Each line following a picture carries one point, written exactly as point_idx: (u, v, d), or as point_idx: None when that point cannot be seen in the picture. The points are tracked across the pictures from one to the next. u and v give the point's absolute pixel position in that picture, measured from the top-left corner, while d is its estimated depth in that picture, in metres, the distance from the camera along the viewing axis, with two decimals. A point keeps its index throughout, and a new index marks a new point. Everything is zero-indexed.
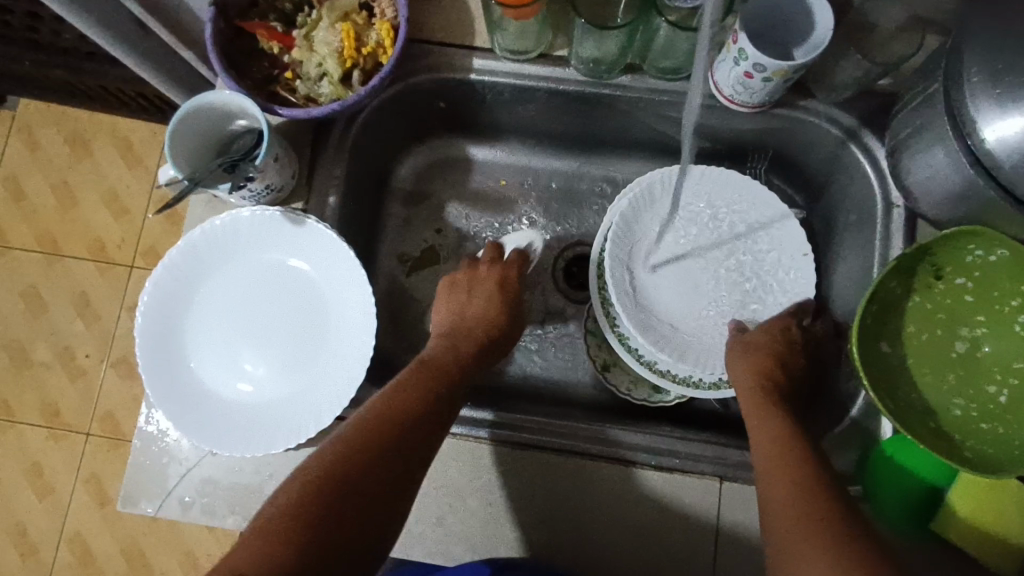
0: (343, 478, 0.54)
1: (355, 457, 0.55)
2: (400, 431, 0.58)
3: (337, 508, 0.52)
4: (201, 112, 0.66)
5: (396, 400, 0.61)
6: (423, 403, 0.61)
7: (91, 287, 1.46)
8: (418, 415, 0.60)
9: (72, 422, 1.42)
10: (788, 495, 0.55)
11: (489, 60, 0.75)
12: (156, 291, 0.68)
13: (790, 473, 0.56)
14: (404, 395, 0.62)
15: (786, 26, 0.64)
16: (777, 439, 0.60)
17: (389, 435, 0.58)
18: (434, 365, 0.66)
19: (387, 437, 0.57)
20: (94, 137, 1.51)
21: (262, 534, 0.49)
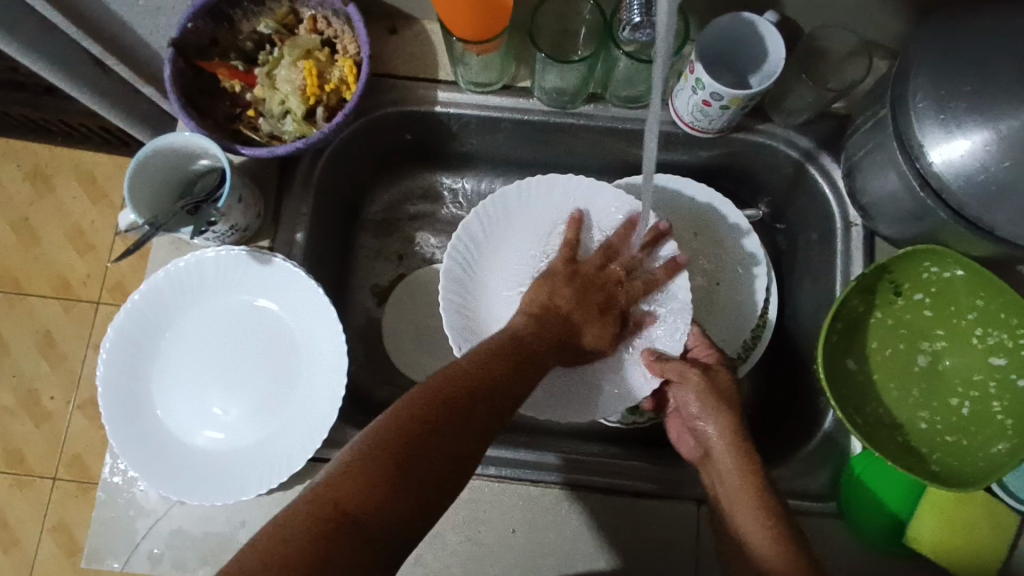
0: (452, 412, 0.53)
1: (432, 415, 0.52)
2: (479, 396, 0.55)
3: (430, 432, 0.52)
4: (162, 154, 0.65)
5: (494, 346, 0.60)
6: (503, 374, 0.58)
7: (55, 327, 1.42)
8: (497, 382, 0.57)
9: (37, 468, 1.37)
10: (750, 521, 0.56)
11: (453, 92, 0.75)
12: (119, 337, 0.67)
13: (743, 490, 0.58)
14: (487, 364, 0.58)
15: (741, 55, 0.66)
16: (737, 451, 0.60)
17: (468, 399, 0.55)
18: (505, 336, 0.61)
19: (465, 396, 0.55)
20: (56, 172, 1.48)
21: (366, 451, 0.50)
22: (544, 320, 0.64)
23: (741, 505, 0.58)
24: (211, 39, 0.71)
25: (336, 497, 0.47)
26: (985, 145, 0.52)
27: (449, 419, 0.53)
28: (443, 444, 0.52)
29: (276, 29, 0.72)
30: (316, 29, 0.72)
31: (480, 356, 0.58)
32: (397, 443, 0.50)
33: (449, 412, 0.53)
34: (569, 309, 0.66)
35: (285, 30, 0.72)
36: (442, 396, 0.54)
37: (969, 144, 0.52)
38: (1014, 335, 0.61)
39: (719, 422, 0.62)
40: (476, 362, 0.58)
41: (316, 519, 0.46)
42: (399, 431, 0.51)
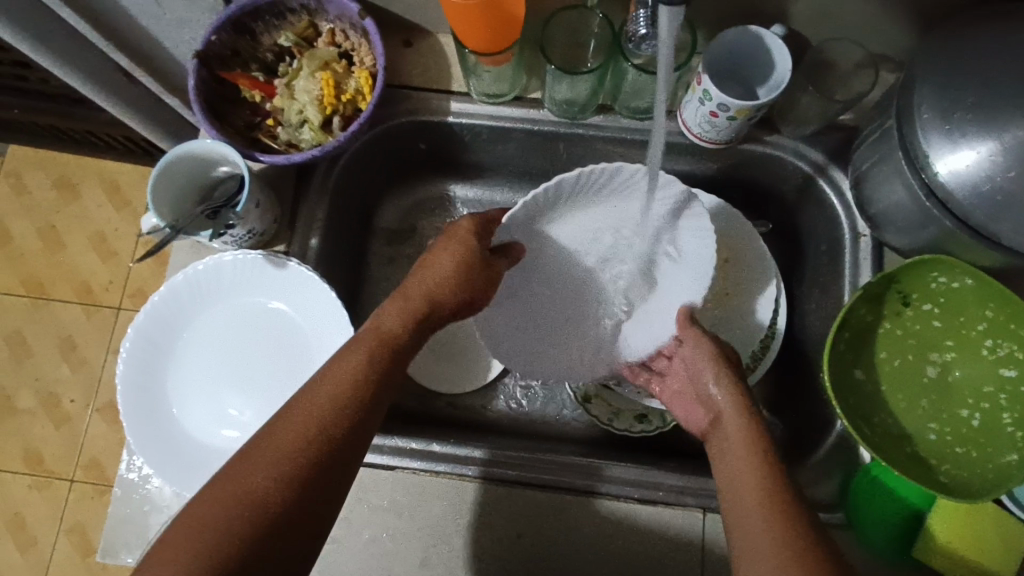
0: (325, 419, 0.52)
1: (343, 399, 0.54)
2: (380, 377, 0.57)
3: (328, 446, 0.51)
4: (183, 160, 0.67)
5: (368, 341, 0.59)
6: (374, 373, 0.56)
7: (77, 331, 1.46)
8: (388, 364, 0.58)
9: (55, 469, 1.40)
10: (754, 500, 0.52)
11: (465, 103, 0.77)
12: (138, 337, 0.69)
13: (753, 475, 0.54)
14: (363, 362, 0.56)
15: (748, 67, 0.67)
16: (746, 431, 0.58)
17: (365, 384, 0.55)
18: (371, 331, 0.59)
19: (368, 382, 0.56)
20: (81, 181, 1.52)
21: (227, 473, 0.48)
22: (399, 304, 0.62)
23: (746, 475, 0.54)
24: (233, 51, 0.73)
25: (206, 523, 0.45)
26: (990, 155, 0.52)
27: (350, 402, 0.54)
28: (354, 427, 0.53)
29: (296, 42, 0.74)
30: (334, 41, 0.75)
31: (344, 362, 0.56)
32: (310, 423, 0.51)
33: (318, 403, 0.53)
34: (445, 257, 0.65)
35: (304, 42, 0.75)
36: (353, 377, 0.55)
37: (975, 155, 0.53)
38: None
39: (722, 381, 0.63)
40: (366, 346, 0.58)
41: (209, 538, 0.44)
42: (310, 422, 0.51)
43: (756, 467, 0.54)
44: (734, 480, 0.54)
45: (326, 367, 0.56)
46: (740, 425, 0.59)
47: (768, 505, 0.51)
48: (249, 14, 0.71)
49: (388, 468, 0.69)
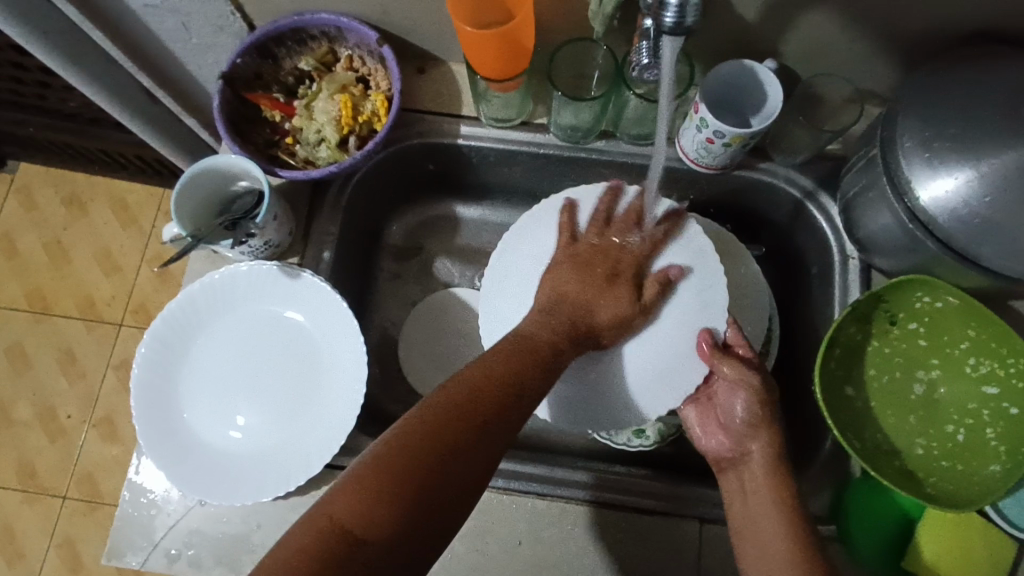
0: (449, 432, 0.52)
1: (473, 416, 0.54)
2: (518, 385, 0.58)
3: (448, 453, 0.52)
4: (207, 174, 0.71)
5: (490, 364, 0.59)
6: (517, 368, 0.59)
7: (78, 346, 1.47)
8: (544, 370, 0.60)
9: (48, 485, 1.40)
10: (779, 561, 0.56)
11: (474, 127, 0.81)
12: (153, 342, 0.71)
13: (780, 524, 0.58)
14: (495, 370, 0.58)
15: (741, 98, 0.72)
16: (769, 475, 0.62)
17: (525, 385, 0.58)
18: (495, 380, 0.57)
19: (505, 383, 0.57)
20: (91, 199, 1.56)
21: (350, 490, 0.49)
22: (551, 318, 0.64)
23: (767, 539, 0.58)
24: (256, 74, 0.78)
25: (333, 519, 0.47)
26: (968, 182, 0.56)
27: (504, 403, 0.56)
28: (485, 432, 0.54)
29: (316, 66, 0.79)
30: (352, 66, 0.79)
31: (469, 374, 0.57)
32: (436, 425, 0.53)
33: (447, 410, 0.54)
34: (596, 309, 0.65)
35: (324, 67, 0.79)
36: (475, 384, 0.56)
37: (953, 182, 0.56)
38: (1005, 364, 0.63)
39: (762, 439, 0.64)
40: (508, 360, 0.59)
41: (315, 540, 0.46)
42: (435, 423, 0.53)
43: (779, 531, 0.58)
44: (759, 537, 0.58)
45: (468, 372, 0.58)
46: (767, 487, 0.61)
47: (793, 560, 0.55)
48: (273, 40, 0.76)
49: None
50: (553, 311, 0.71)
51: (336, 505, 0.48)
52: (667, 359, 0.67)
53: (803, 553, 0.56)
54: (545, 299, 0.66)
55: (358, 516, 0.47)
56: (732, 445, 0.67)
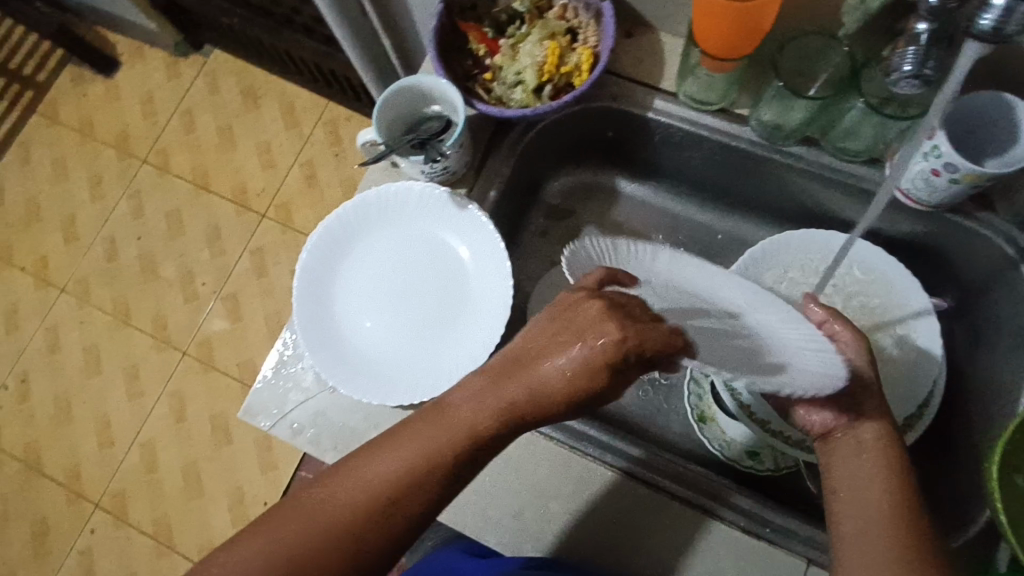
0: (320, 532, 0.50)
1: (355, 522, 0.51)
2: (411, 492, 0.51)
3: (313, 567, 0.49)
4: (409, 90, 0.74)
5: (393, 462, 0.52)
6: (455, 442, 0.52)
7: (225, 224, 1.61)
8: (444, 467, 0.51)
9: (174, 339, 1.56)
10: (877, 496, 0.55)
11: (670, 103, 0.79)
12: (324, 234, 0.76)
13: (884, 508, 0.55)
14: (405, 467, 0.51)
15: (983, 135, 0.64)
16: (891, 457, 0.57)
17: (419, 477, 0.52)
18: (388, 485, 0.51)
19: (397, 497, 0.51)
20: (265, 95, 1.68)
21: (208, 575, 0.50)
22: (489, 397, 0.51)
23: (874, 478, 0.56)
24: (472, 5, 0.79)
25: None
26: None
27: (395, 507, 0.51)
28: (368, 546, 0.51)
29: (531, 10, 0.79)
30: (564, 16, 0.79)
31: (372, 464, 0.52)
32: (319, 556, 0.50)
33: (333, 522, 0.50)
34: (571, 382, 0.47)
35: (537, 11, 0.80)
36: (382, 485, 0.51)
37: None
38: None
39: (874, 406, 0.59)
40: (408, 451, 0.52)
41: None
42: (321, 548, 0.50)
43: (880, 472, 0.56)
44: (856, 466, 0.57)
45: (382, 471, 0.52)
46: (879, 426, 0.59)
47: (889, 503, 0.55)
48: None
49: None
50: None
51: None
52: None
53: (903, 510, 0.54)
54: (527, 346, 0.50)
55: None
56: (837, 417, 0.59)
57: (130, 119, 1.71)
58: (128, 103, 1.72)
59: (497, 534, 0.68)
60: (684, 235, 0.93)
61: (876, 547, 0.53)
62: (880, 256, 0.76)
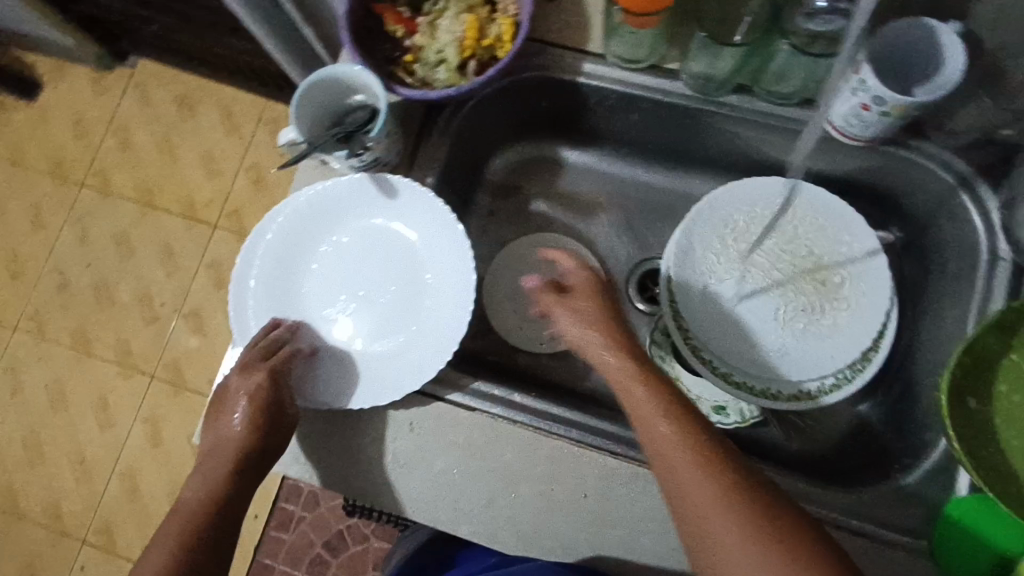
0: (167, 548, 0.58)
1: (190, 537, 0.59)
2: (212, 534, 0.60)
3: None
4: (326, 82, 0.70)
5: (193, 485, 0.63)
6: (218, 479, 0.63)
7: (175, 240, 1.56)
8: (222, 502, 0.62)
9: (139, 363, 1.52)
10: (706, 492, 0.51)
11: (599, 65, 0.77)
12: (256, 243, 0.72)
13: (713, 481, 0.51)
14: (219, 482, 0.63)
15: (909, 64, 0.64)
16: (669, 401, 0.57)
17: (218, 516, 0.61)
18: (199, 501, 0.62)
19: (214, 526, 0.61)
20: (200, 101, 1.61)
21: None
22: (227, 440, 0.64)
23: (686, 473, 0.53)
24: None
25: None
26: None
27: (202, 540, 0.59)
28: (215, 545, 0.60)
29: None
30: None
31: (202, 494, 0.62)
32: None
33: (180, 541, 0.59)
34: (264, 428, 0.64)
35: None
36: (186, 538, 0.59)
37: None
38: None
39: (618, 352, 0.62)
40: (206, 485, 0.62)
41: None
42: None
43: (656, 413, 0.56)
44: (672, 458, 0.54)
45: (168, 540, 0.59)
46: (658, 409, 0.56)
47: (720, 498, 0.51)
48: None
49: (467, 408, 0.70)
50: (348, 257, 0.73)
51: None
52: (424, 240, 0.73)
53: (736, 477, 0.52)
54: (222, 432, 0.65)
55: None
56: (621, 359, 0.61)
57: (61, 142, 1.63)
58: (56, 125, 1.64)
59: (470, 524, 0.67)
60: (634, 198, 0.91)
61: (729, 548, 0.49)
62: (826, 197, 0.76)
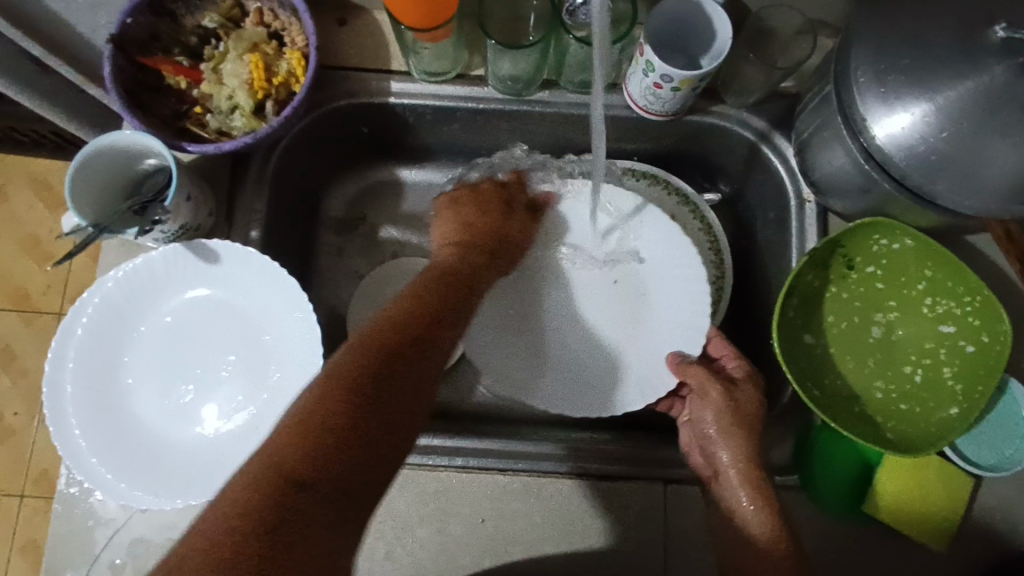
0: (371, 366, 0.53)
1: (378, 343, 0.55)
2: (382, 408, 0.51)
3: (370, 409, 0.50)
4: (103, 156, 0.62)
5: (394, 311, 0.59)
6: (392, 357, 0.54)
7: (15, 340, 1.32)
8: (379, 388, 0.51)
9: (2, 487, 1.28)
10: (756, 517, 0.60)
11: (405, 82, 0.74)
12: (65, 344, 0.64)
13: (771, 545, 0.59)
14: (415, 295, 0.62)
15: (688, 38, 0.67)
16: (742, 455, 0.63)
17: (376, 399, 0.51)
18: (388, 321, 0.58)
19: (359, 387, 0.51)
20: (10, 183, 1.37)
21: (284, 435, 0.46)
22: (444, 281, 0.65)
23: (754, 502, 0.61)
24: (153, 35, 0.68)
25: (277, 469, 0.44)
26: (924, 117, 0.52)
27: (353, 427, 0.48)
28: (402, 351, 0.55)
29: (221, 24, 0.71)
30: (262, 21, 0.71)
31: (386, 321, 0.58)
32: (248, 503, 0.42)
33: (356, 345, 0.54)
34: (513, 227, 0.74)
35: (231, 23, 0.71)
36: (305, 425, 0.47)
37: (909, 118, 0.53)
38: (961, 302, 0.62)
39: (731, 444, 0.64)
40: (406, 308, 0.60)
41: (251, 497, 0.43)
42: (248, 504, 0.42)
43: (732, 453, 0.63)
44: (738, 507, 0.61)
45: (285, 429, 0.47)
46: (754, 508, 0.61)
47: (770, 531, 0.59)
48: None
49: None
50: (173, 339, 0.67)
51: (274, 454, 0.45)
52: (257, 306, 0.68)
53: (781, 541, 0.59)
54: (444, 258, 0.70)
55: (299, 463, 0.45)
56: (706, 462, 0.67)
57: None
58: None
59: None
60: None
61: None
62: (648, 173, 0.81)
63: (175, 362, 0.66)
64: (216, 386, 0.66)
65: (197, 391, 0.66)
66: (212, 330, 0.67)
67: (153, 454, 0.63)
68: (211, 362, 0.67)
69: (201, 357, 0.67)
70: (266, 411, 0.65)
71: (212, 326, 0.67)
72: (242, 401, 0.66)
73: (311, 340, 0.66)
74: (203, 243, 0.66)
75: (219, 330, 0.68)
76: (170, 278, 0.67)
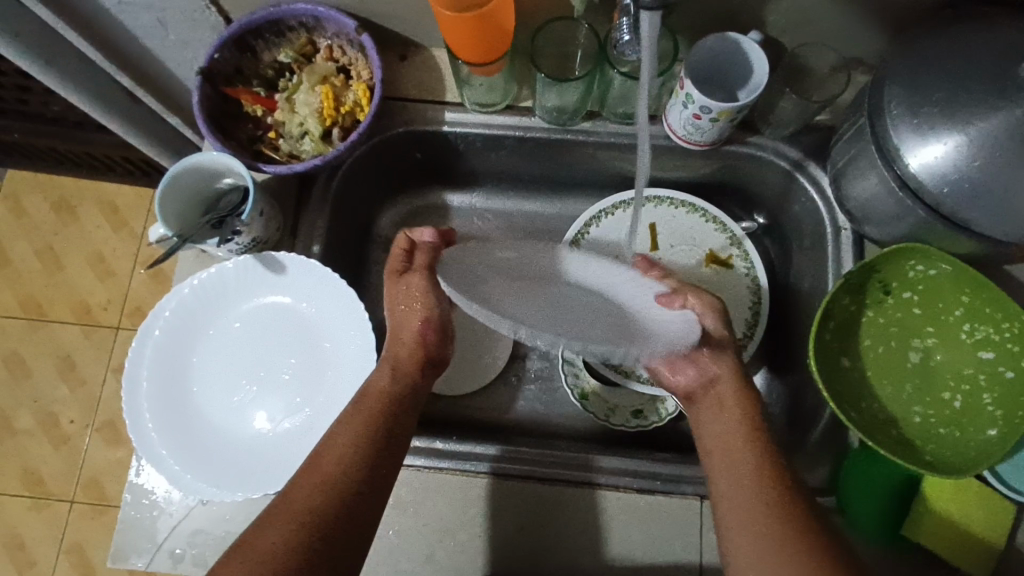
0: (338, 481, 0.57)
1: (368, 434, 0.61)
2: (352, 503, 0.56)
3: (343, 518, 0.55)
4: (188, 173, 0.69)
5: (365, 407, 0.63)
6: (390, 428, 0.62)
7: (76, 351, 1.40)
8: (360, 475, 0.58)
9: (55, 490, 1.34)
10: (746, 488, 0.57)
11: (459, 113, 0.80)
12: (142, 345, 0.69)
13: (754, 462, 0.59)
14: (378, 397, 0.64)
15: (727, 73, 0.71)
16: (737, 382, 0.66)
17: (367, 476, 0.58)
18: (378, 395, 0.64)
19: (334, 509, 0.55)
20: (81, 204, 1.48)
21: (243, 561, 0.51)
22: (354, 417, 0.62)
23: (735, 462, 0.60)
24: (235, 68, 0.76)
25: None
26: (956, 148, 0.55)
27: (350, 507, 0.56)
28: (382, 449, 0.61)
29: (295, 58, 0.77)
30: (332, 56, 0.78)
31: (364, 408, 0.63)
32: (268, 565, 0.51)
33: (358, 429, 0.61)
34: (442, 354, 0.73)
35: (304, 58, 0.78)
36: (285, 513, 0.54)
37: (943, 148, 0.55)
38: (999, 329, 0.63)
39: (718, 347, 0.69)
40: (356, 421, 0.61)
41: None
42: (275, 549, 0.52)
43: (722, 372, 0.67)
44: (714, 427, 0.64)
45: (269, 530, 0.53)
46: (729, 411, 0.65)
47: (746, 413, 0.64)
48: (250, 33, 0.74)
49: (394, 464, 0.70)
50: (239, 343, 0.72)
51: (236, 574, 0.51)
52: (321, 314, 0.73)
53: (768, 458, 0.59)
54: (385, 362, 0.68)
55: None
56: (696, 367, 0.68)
57: None
58: None
59: None
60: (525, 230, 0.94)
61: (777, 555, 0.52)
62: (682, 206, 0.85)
63: (239, 367, 0.71)
64: (276, 390, 0.71)
65: (259, 392, 0.71)
66: (276, 336, 0.73)
67: (216, 450, 0.68)
68: (273, 367, 0.72)
69: (264, 360, 0.72)
70: (324, 413, 0.70)
71: (276, 332, 0.73)
72: (300, 404, 0.71)
73: (370, 348, 0.71)
74: (273, 256, 0.72)
75: (281, 337, 0.73)
76: (241, 288, 0.73)
